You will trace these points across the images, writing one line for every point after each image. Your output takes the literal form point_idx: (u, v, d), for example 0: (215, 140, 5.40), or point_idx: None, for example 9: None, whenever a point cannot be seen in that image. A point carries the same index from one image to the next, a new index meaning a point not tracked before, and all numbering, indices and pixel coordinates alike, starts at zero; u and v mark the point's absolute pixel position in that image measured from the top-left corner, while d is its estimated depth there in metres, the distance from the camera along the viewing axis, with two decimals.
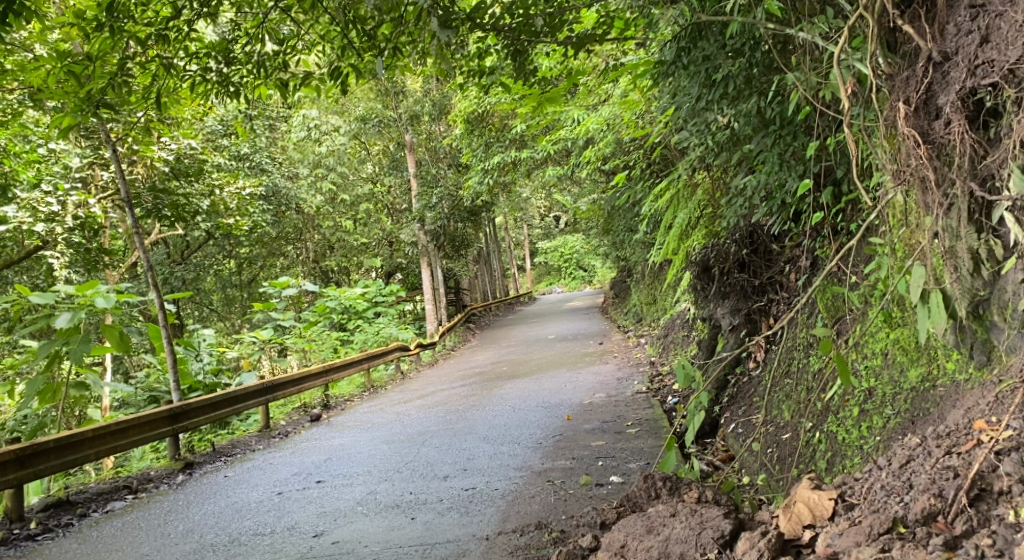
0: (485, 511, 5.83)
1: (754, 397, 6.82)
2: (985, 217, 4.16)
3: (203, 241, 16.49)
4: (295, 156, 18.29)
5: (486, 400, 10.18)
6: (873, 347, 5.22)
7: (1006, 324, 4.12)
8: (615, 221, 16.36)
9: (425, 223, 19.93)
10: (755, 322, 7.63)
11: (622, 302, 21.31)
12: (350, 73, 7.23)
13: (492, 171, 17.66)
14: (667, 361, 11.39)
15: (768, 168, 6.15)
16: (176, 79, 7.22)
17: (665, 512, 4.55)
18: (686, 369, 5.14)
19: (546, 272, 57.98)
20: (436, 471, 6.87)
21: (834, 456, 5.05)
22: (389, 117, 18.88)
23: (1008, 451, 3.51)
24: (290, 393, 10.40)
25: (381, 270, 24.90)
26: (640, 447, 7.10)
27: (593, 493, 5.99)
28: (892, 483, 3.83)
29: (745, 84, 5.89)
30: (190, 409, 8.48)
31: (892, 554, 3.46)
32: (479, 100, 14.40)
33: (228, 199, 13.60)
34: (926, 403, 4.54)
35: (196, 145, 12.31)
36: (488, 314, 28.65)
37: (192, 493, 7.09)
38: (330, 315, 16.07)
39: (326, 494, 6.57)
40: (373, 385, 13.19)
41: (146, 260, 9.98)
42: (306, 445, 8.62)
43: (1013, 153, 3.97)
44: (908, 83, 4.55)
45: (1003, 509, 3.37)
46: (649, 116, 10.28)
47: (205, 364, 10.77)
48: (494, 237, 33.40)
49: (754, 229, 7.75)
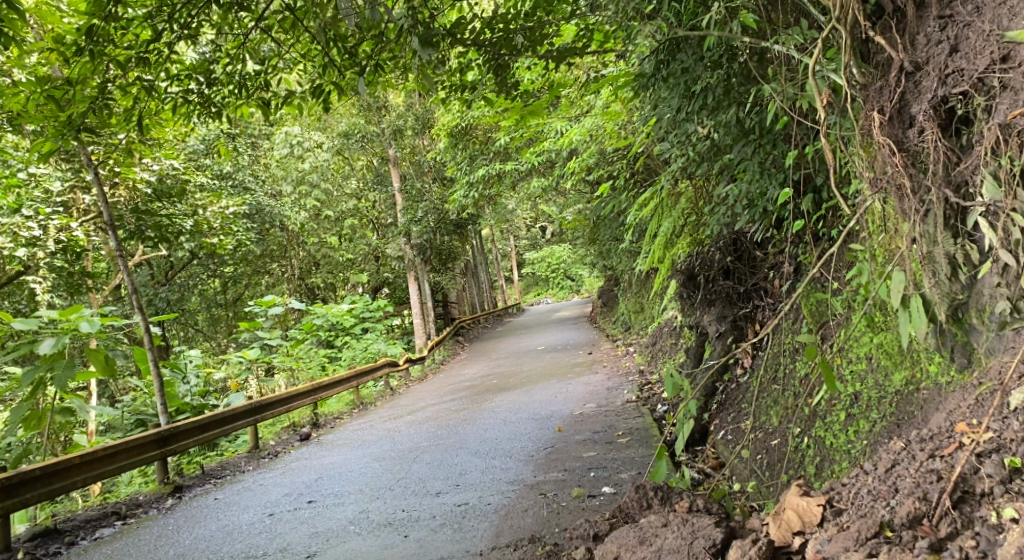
0: (478, 526, 5.84)
1: (742, 404, 6.88)
2: (960, 223, 4.22)
3: (187, 261, 16.43)
4: (278, 174, 18.03)
5: (476, 413, 10.21)
6: (858, 351, 5.29)
7: (984, 327, 4.16)
8: (601, 231, 16.45)
9: (411, 237, 19.98)
10: (742, 329, 7.69)
11: (610, 311, 21.39)
12: (332, 91, 7.24)
13: (477, 184, 17.75)
14: (656, 368, 11.45)
15: (749, 177, 6.24)
16: (157, 101, 7.26)
17: (657, 522, 4.58)
18: (675, 378, 5.18)
19: (534, 283, 58.04)
20: (429, 488, 6.88)
21: (823, 460, 5.12)
22: (372, 132, 18.96)
23: (989, 453, 3.57)
24: (279, 412, 10.39)
25: (368, 286, 24.90)
26: (631, 457, 7.14)
27: (585, 505, 6.01)
28: (879, 488, 3.88)
29: (724, 95, 5.98)
30: (179, 432, 8.46)
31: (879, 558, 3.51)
32: (462, 114, 14.50)
33: (212, 219, 13.60)
34: (910, 406, 4.60)
35: (179, 165, 12.32)
36: (477, 327, 28.68)
37: (182, 517, 7.07)
38: (318, 331, 16.07)
39: (317, 514, 6.57)
40: (362, 402, 13.17)
41: (130, 283, 9.93)
42: (296, 465, 8.60)
43: (986, 159, 4.05)
44: (881, 93, 4.61)
45: (985, 511, 3.42)
46: (631, 126, 10.39)
47: (191, 386, 10.71)
48: (481, 248, 33.44)
49: (738, 237, 7.83)
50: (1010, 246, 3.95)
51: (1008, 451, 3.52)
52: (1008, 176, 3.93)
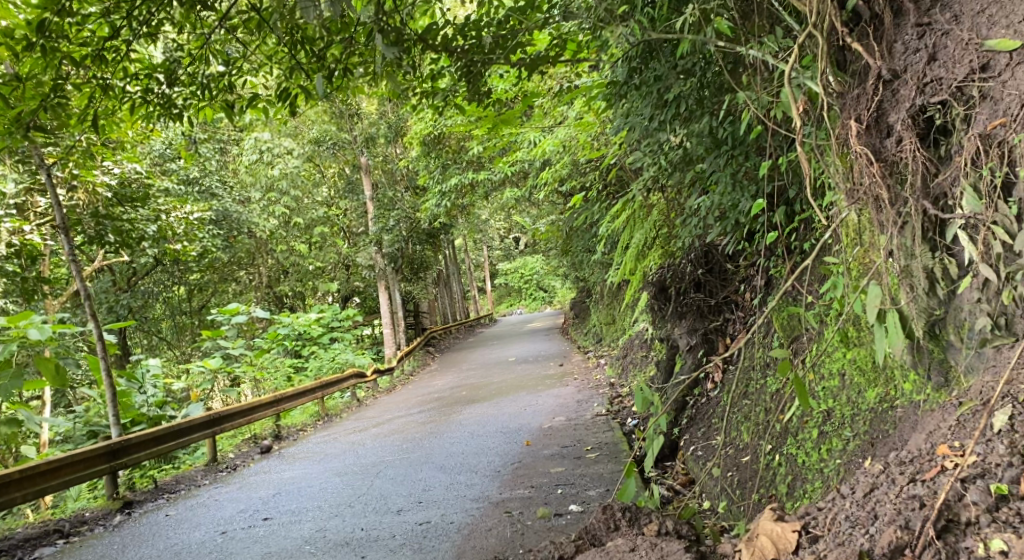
0: (439, 547, 5.61)
1: (713, 419, 6.71)
2: (939, 236, 4.08)
3: (150, 268, 16.03)
4: (246, 179, 17.65)
5: (443, 427, 9.97)
6: (830, 366, 5.16)
7: (963, 344, 4.02)
8: (573, 242, 16.30)
9: (382, 246, 19.70)
10: (713, 343, 7.58)
11: (583, 323, 21.24)
12: (299, 94, 6.96)
13: (449, 194, 17.50)
14: (626, 382, 11.31)
15: (721, 189, 6.10)
16: (115, 101, 6.94)
17: (625, 546, 4.37)
18: (644, 393, 4.97)
19: (506, 294, 57.75)
20: (390, 505, 6.63)
21: (795, 479, 4.97)
22: (343, 139, 18.68)
23: (973, 478, 3.39)
24: (239, 424, 10.05)
25: (337, 295, 24.56)
26: (599, 473, 6.94)
27: (552, 525, 5.81)
28: (857, 514, 3.69)
29: (697, 104, 5.85)
30: (130, 445, 8.11)
31: None
32: (434, 122, 14.28)
33: (175, 224, 13.17)
34: (885, 425, 4.44)
35: (140, 169, 11.96)
36: (448, 338, 28.41)
37: (129, 536, 6.74)
38: (284, 341, 15.72)
39: (272, 533, 6.29)
40: (327, 413, 12.85)
41: (84, 290, 9.56)
42: (254, 480, 8.31)
43: (965, 170, 3.91)
44: (858, 102, 4.49)
45: (972, 542, 3.22)
46: (604, 138, 10.24)
47: (148, 397, 10.35)
48: (454, 258, 33.14)
49: (709, 248, 7.62)
50: (991, 261, 3.82)
51: (993, 477, 3.35)
52: (989, 188, 3.80)
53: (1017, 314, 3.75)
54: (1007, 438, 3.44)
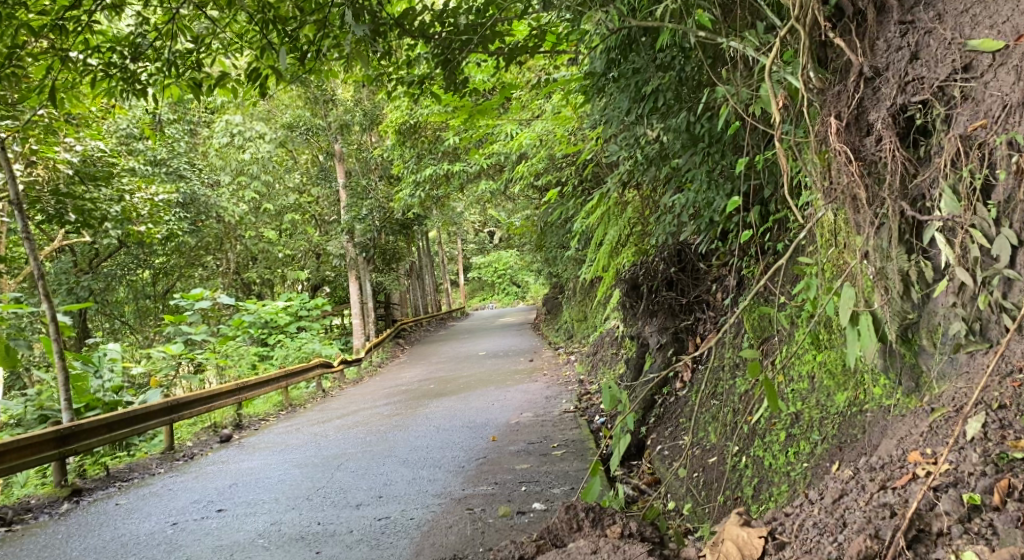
0: (397, 544, 5.48)
1: (680, 418, 6.64)
2: (916, 238, 3.99)
3: (114, 249, 15.70)
4: (216, 163, 17.36)
5: (409, 419, 9.83)
6: (800, 369, 5.10)
7: (936, 349, 3.95)
8: (547, 238, 16.18)
9: (354, 235, 19.45)
10: (682, 342, 7.48)
11: (554, 319, 21.18)
12: (269, 75, 6.74)
13: (424, 184, 17.31)
14: (595, 379, 11.24)
15: (697, 186, 6.03)
16: (76, 74, 6.70)
17: (586, 549, 4.24)
18: (612, 391, 4.87)
19: (479, 288, 57.62)
20: (349, 499, 6.48)
21: (761, 482, 4.90)
22: (317, 126, 18.38)
23: (946, 488, 3.32)
24: (199, 412, 9.80)
25: (307, 283, 24.31)
26: (564, 471, 6.84)
27: (514, 523, 5.69)
28: (825, 521, 3.59)
29: (675, 98, 5.76)
30: (82, 431, 7.86)
31: None
32: (411, 109, 14.08)
33: (139, 205, 12.80)
34: (854, 429, 4.38)
35: (105, 147, 11.62)
36: (420, 330, 28.23)
37: (75, 525, 6.53)
38: (250, 329, 15.45)
39: (224, 525, 6.10)
40: (291, 404, 12.65)
41: (39, 270, 9.08)
42: (211, 469, 8.11)
43: (944, 171, 3.83)
44: (838, 98, 4.36)
45: (942, 552, 3.14)
46: (581, 132, 10.12)
47: (104, 381, 10.06)
48: (427, 250, 32.93)
49: (682, 247, 7.61)
50: (967, 265, 3.75)
51: (966, 487, 3.28)
52: (968, 190, 3.72)
53: (993, 320, 3.68)
54: (980, 446, 3.37)
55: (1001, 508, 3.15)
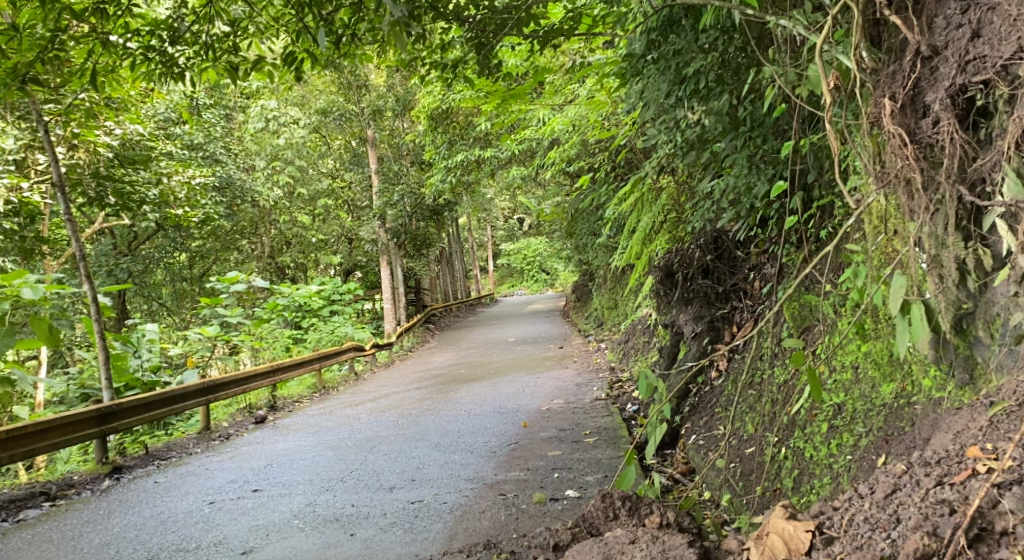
0: (430, 528, 5.42)
1: (716, 409, 6.52)
2: (974, 224, 3.85)
3: (153, 232, 15.81)
4: (251, 147, 17.38)
5: (440, 404, 9.80)
6: (843, 359, 4.98)
7: (993, 341, 3.81)
8: (578, 224, 16.05)
9: (386, 221, 19.43)
10: (719, 330, 7.33)
11: (585, 306, 21.05)
12: (305, 59, 6.65)
13: (455, 169, 17.20)
14: (627, 366, 11.13)
15: (737, 171, 5.86)
16: (115, 58, 6.66)
17: (624, 538, 4.12)
18: (648, 378, 4.75)
19: (508, 274, 57.65)
20: (383, 482, 6.45)
21: (802, 474, 4.79)
22: (350, 111, 18.35)
23: (1008, 484, 3.14)
24: (235, 393, 9.85)
25: (340, 268, 24.43)
26: (597, 458, 6.75)
27: (547, 510, 5.62)
28: (877, 516, 3.43)
29: (717, 81, 5.62)
30: (122, 409, 7.91)
31: None
32: (443, 95, 13.97)
33: (177, 188, 12.71)
34: (901, 422, 4.26)
35: (143, 131, 11.64)
36: (450, 315, 28.26)
37: (117, 501, 6.58)
38: (283, 312, 15.51)
39: (261, 505, 6.11)
40: (325, 386, 12.69)
41: (81, 251, 9.04)
42: (247, 449, 8.14)
43: (1008, 154, 3.65)
44: (894, 79, 4.19)
45: (1007, 553, 2.98)
46: (616, 118, 9.94)
47: (143, 361, 10.15)
48: (457, 236, 32.91)
49: (719, 234, 7.45)
50: None
51: None
52: None
53: None
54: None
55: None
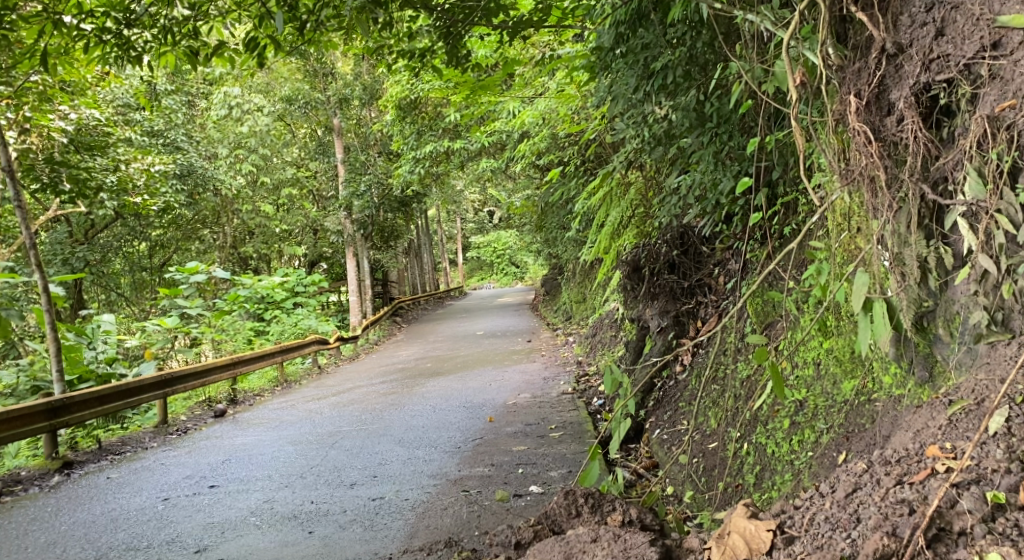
0: (391, 525, 5.35)
1: (680, 403, 6.53)
2: (935, 223, 3.85)
3: (111, 220, 15.46)
4: (214, 135, 17.09)
5: (406, 398, 9.71)
6: (805, 356, 5.01)
7: (953, 339, 3.83)
8: (547, 217, 16.01)
9: (353, 212, 19.22)
10: (683, 325, 7.34)
11: (553, 300, 21.04)
12: (267, 45, 6.46)
13: (424, 160, 17.03)
14: (594, 360, 11.14)
15: (702, 167, 5.87)
16: (67, 38, 6.40)
17: (585, 537, 4.07)
18: (613, 373, 4.70)
19: (478, 268, 57.50)
20: (343, 478, 6.37)
21: (764, 470, 4.79)
22: (316, 99, 18.06)
23: (967, 484, 3.11)
24: (193, 386, 9.65)
25: (306, 259, 24.15)
26: (562, 453, 6.73)
27: (509, 506, 5.57)
28: (838, 515, 3.40)
29: (684, 76, 5.54)
30: (73, 403, 7.70)
31: None
32: (412, 85, 13.82)
33: (136, 175, 12.41)
34: (861, 418, 4.28)
35: (101, 116, 11.29)
36: (418, 308, 28.09)
37: (65, 498, 6.41)
38: (245, 303, 15.27)
39: (217, 502, 5.99)
40: (287, 379, 12.53)
41: (31, 240, 8.67)
42: (205, 444, 7.99)
43: (970, 153, 3.64)
44: (859, 76, 4.19)
45: (965, 553, 2.93)
46: (584, 111, 9.86)
47: (98, 353, 9.91)
48: (426, 228, 32.69)
49: (685, 230, 7.46)
50: (991, 251, 3.57)
51: (990, 484, 3.07)
52: (995, 174, 3.53)
53: (1016, 310, 3.52)
54: (1004, 442, 3.16)
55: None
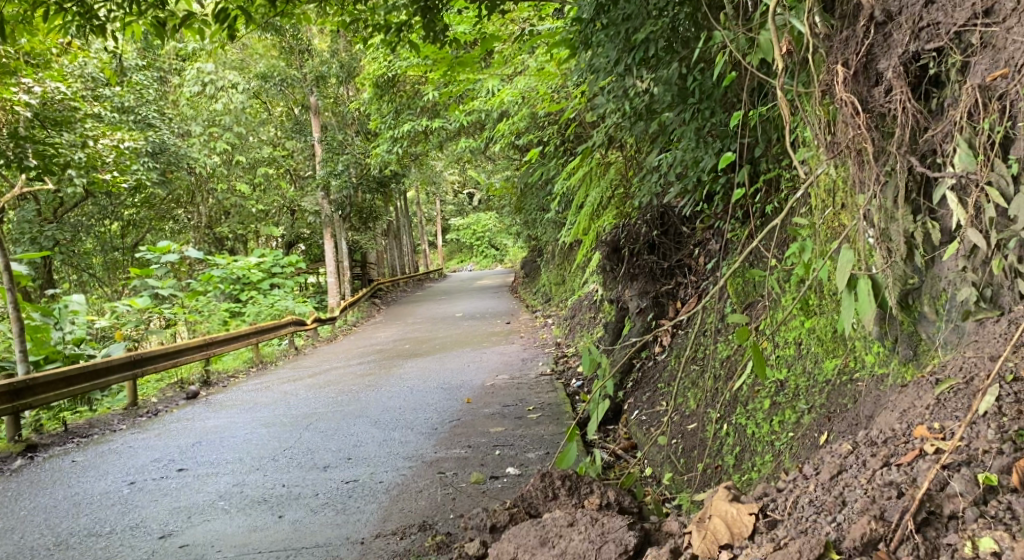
0: (364, 509, 5.22)
1: (659, 384, 6.43)
2: (923, 197, 3.75)
3: (81, 199, 15.11)
4: (187, 113, 16.74)
5: (382, 380, 9.57)
6: (786, 335, 4.92)
7: (939, 317, 3.74)
8: (527, 199, 15.85)
9: (330, 192, 18.95)
10: (662, 306, 7.23)
11: (532, 283, 20.93)
12: (238, 15, 6.22)
13: (402, 140, 16.76)
14: (573, 342, 11.03)
15: (684, 144, 5.75)
16: (26, 5, 6.11)
17: (562, 521, 3.93)
18: (592, 353, 4.59)
19: (458, 250, 57.27)
20: (316, 460, 6.22)
21: (744, 451, 4.69)
22: (292, 77, 17.69)
23: (958, 466, 3.02)
24: (163, 367, 9.43)
25: (283, 240, 23.86)
26: (539, 435, 6.61)
27: (486, 489, 5.45)
28: (822, 498, 3.29)
29: (666, 48, 5.38)
30: (37, 385, 7.47)
31: None
32: (389, 61, 13.54)
33: (104, 152, 12.07)
34: (843, 398, 4.19)
35: (67, 90, 10.93)
36: (396, 290, 27.87)
37: (27, 482, 6.22)
38: (219, 284, 15.01)
39: (185, 486, 5.83)
40: (262, 360, 12.33)
41: None
42: (175, 427, 7.81)
43: (960, 124, 3.54)
44: (847, 44, 4.07)
45: (956, 539, 2.83)
46: (565, 90, 9.68)
47: (65, 334, 9.67)
48: (405, 210, 32.39)
49: (665, 209, 7.34)
50: (980, 226, 3.47)
51: (981, 465, 2.97)
52: (986, 145, 3.42)
53: (1006, 286, 3.44)
54: (995, 422, 3.07)
55: (1020, 491, 2.85)
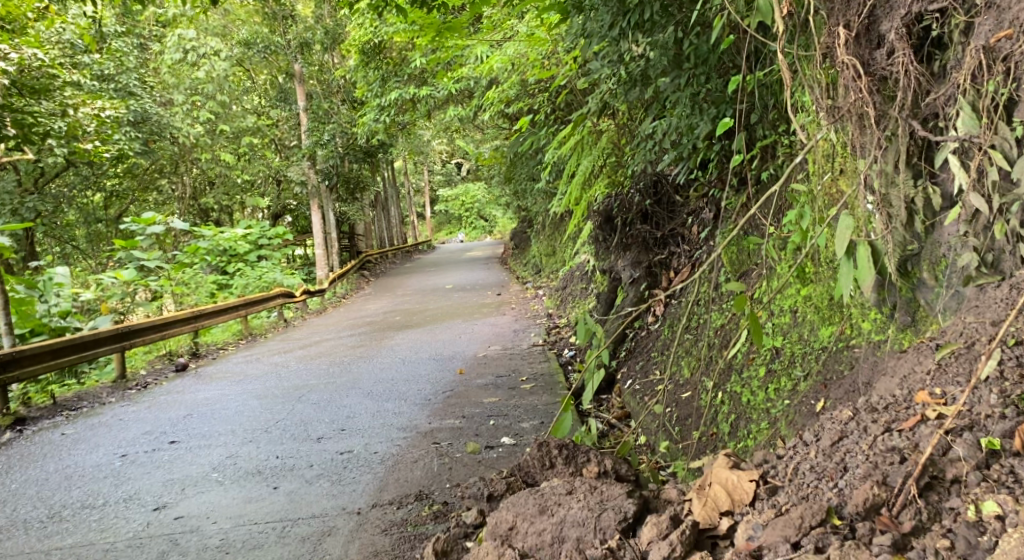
0: (360, 479, 5.21)
1: (652, 353, 6.42)
2: (924, 161, 3.73)
3: (63, 169, 14.88)
4: (169, 81, 16.47)
5: (373, 351, 9.54)
6: (782, 304, 4.92)
7: (938, 283, 3.73)
8: (516, 169, 15.74)
9: (316, 162, 18.76)
10: (656, 276, 7.23)
11: (522, 254, 20.87)
12: None
13: (389, 108, 16.54)
14: (564, 312, 11.02)
15: (679, 111, 5.70)
16: None
17: (560, 489, 3.91)
18: (586, 323, 4.53)
19: (447, 221, 57.07)
20: (310, 432, 6.20)
21: (739, 419, 4.68)
22: (275, 43, 17.45)
23: (960, 431, 3.01)
24: (151, 339, 9.35)
25: (270, 211, 23.66)
26: (533, 404, 6.60)
27: (481, 458, 5.45)
28: (824, 465, 3.30)
29: (662, 12, 5.30)
30: (24, 357, 7.40)
31: (828, 554, 2.83)
32: (375, 27, 13.32)
33: (86, 121, 11.85)
34: (840, 365, 4.18)
35: (44, 57, 10.69)
36: (385, 262, 27.78)
37: (17, 455, 6.17)
38: (206, 256, 14.88)
39: (178, 458, 5.80)
40: (251, 332, 12.27)
41: None
42: (164, 399, 7.75)
43: (963, 87, 3.50)
44: (847, 5, 3.96)
45: (960, 503, 2.82)
46: (555, 57, 9.56)
47: (51, 307, 9.57)
48: (393, 180, 32.17)
49: (658, 178, 7.16)
50: (982, 190, 3.45)
51: (983, 430, 2.97)
52: (990, 108, 3.39)
53: (1007, 250, 3.42)
54: (997, 386, 3.06)
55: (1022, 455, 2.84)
